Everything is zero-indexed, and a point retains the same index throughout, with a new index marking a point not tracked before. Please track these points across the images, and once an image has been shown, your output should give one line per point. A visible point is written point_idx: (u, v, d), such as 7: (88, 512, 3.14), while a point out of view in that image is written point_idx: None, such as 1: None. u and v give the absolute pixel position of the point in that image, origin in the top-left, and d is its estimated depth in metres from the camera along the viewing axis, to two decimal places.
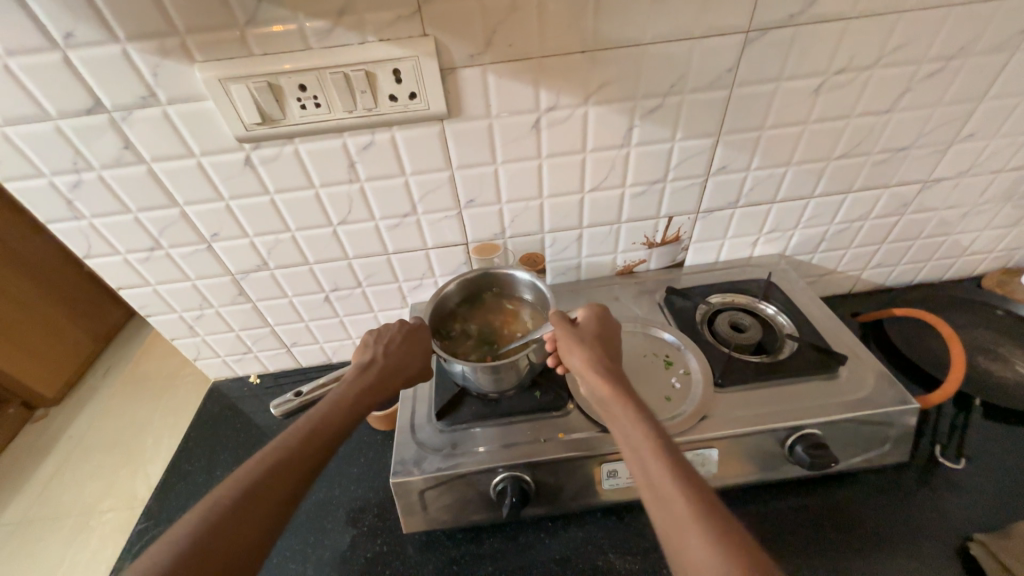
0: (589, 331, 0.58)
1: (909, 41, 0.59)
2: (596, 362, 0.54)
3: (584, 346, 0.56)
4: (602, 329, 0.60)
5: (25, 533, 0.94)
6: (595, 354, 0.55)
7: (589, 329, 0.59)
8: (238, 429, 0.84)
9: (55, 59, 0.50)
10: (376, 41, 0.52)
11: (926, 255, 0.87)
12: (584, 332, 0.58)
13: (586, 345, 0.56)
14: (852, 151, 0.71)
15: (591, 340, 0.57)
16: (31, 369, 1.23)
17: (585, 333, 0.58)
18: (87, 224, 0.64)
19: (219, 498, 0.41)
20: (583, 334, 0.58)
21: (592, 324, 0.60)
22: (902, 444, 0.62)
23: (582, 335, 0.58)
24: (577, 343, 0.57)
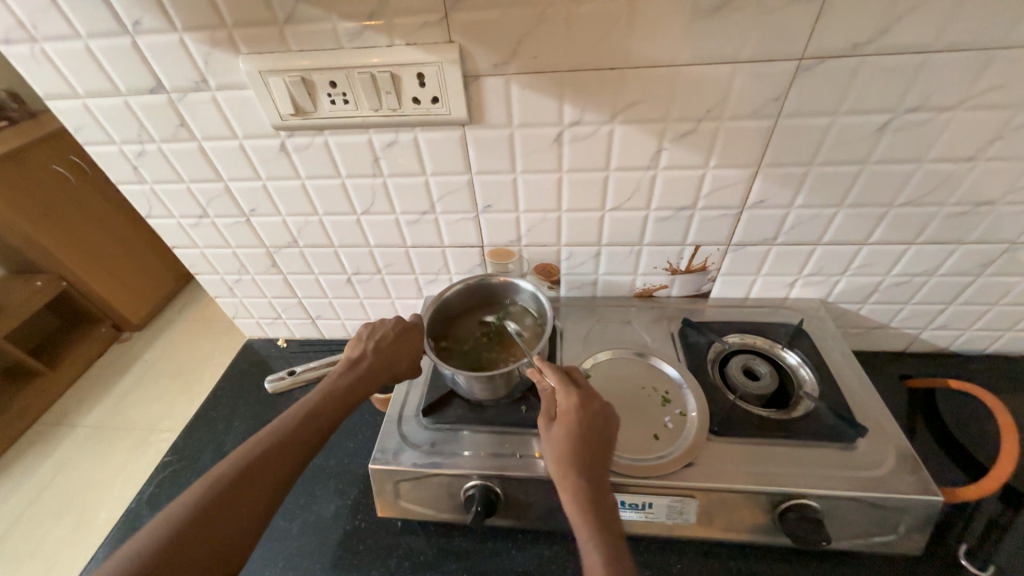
0: (560, 430, 0.53)
1: (1007, 83, 0.51)
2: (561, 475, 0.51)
3: (551, 454, 0.53)
4: (575, 423, 0.53)
5: (97, 438, 1.11)
6: (559, 464, 0.52)
7: (559, 427, 0.54)
8: (261, 386, 0.92)
9: (125, 43, 0.56)
10: (404, 45, 0.53)
11: (1004, 323, 0.75)
12: (554, 431, 0.54)
13: (553, 452, 0.53)
14: (921, 199, 0.62)
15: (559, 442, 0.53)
16: (121, 296, 1.46)
17: (553, 434, 0.53)
18: (149, 189, 0.72)
19: (218, 476, 0.47)
20: (553, 436, 0.53)
21: (563, 420, 0.54)
22: (918, 536, 0.55)
23: (551, 436, 0.53)
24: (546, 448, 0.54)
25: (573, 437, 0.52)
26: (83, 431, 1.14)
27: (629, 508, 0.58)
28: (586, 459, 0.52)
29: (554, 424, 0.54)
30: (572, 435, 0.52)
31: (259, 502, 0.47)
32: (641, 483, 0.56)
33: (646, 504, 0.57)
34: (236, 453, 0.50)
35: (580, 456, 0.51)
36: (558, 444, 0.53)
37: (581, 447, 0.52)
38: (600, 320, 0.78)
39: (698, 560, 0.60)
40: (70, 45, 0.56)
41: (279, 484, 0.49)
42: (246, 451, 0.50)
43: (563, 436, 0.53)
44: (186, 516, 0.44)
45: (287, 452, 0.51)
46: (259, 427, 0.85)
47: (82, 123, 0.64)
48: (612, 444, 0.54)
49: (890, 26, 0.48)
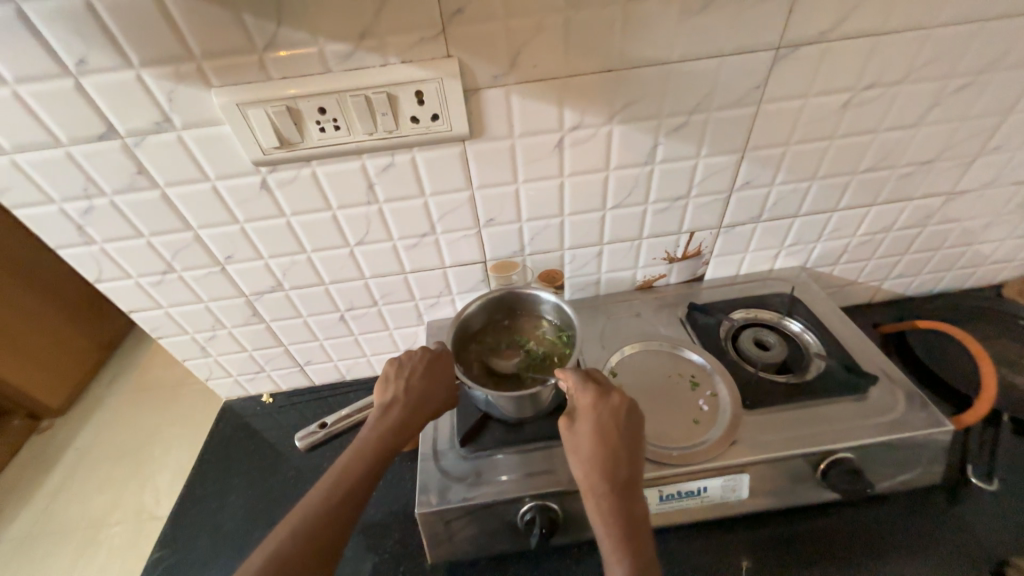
0: (581, 435, 0.52)
1: (940, 56, 0.58)
2: (586, 483, 0.50)
3: (574, 460, 0.51)
4: (595, 428, 0.51)
5: (31, 550, 0.90)
6: (583, 471, 0.50)
7: (582, 431, 0.52)
8: (252, 449, 0.83)
9: (67, 85, 0.48)
10: (399, 64, 0.51)
11: (948, 264, 0.85)
12: (577, 437, 0.52)
13: (577, 459, 0.51)
14: (878, 165, 0.69)
15: (581, 449, 0.51)
16: (34, 378, 1.19)
17: (575, 440, 0.52)
18: (99, 249, 0.63)
19: (251, 568, 0.43)
20: (576, 439, 0.52)
21: (584, 424, 0.52)
22: (935, 466, 0.61)
23: (573, 442, 0.52)
24: (570, 454, 0.52)
25: (595, 442, 0.51)
26: (10, 544, 0.93)
27: (685, 497, 0.58)
28: (611, 464, 0.50)
29: (575, 429, 0.52)
30: (596, 440, 0.51)
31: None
32: (695, 470, 0.57)
33: (701, 488, 0.58)
34: (267, 539, 0.45)
35: (605, 460, 0.50)
36: (581, 450, 0.51)
37: (605, 451, 0.50)
38: (609, 317, 0.78)
39: (751, 532, 0.62)
40: None
41: (316, 569, 0.44)
42: (276, 536, 0.45)
43: (586, 442, 0.51)
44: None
45: (322, 532, 0.45)
46: (261, 495, 0.76)
47: (9, 182, 0.55)
48: (634, 444, 0.51)
49: (848, 14, 0.53)
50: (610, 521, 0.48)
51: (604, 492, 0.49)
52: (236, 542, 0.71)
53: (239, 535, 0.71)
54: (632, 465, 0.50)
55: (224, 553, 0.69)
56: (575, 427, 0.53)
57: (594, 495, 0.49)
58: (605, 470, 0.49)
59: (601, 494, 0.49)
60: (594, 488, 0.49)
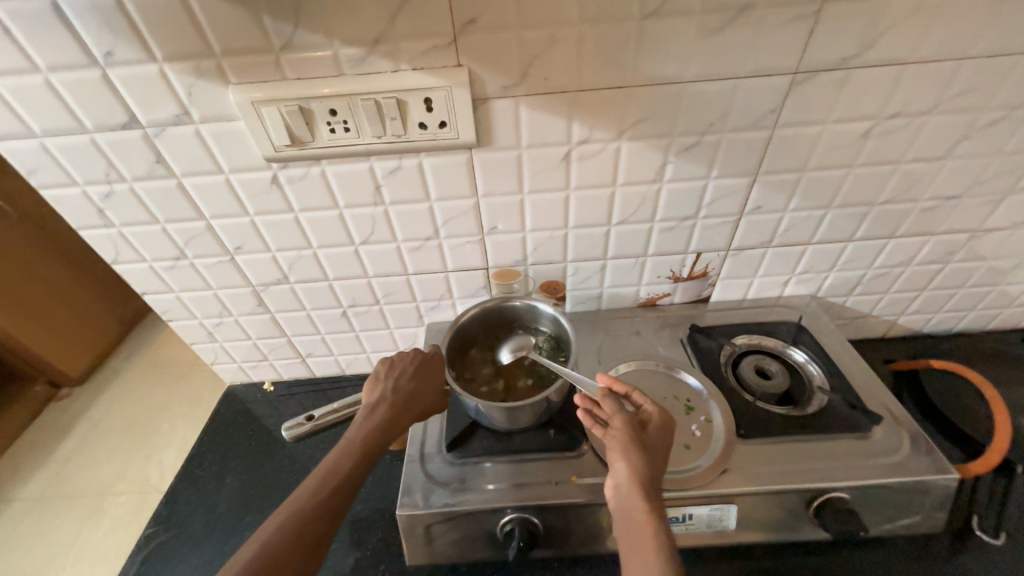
0: (654, 440, 0.52)
1: (969, 90, 0.56)
2: (650, 481, 0.49)
3: (644, 454, 0.50)
4: (665, 440, 0.53)
5: (37, 513, 0.94)
6: (653, 469, 0.49)
7: (655, 437, 0.52)
8: (250, 435, 0.84)
9: (94, 75, 0.51)
10: (410, 70, 0.52)
11: (970, 304, 0.82)
12: (650, 439, 0.52)
13: (647, 456, 0.50)
14: (898, 197, 0.67)
15: (651, 451, 0.51)
16: (54, 348, 1.25)
17: (648, 440, 0.52)
18: (116, 232, 0.65)
19: (236, 560, 0.43)
20: (648, 439, 0.52)
21: (657, 431, 0.53)
22: (937, 514, 0.58)
23: (645, 441, 0.51)
24: (640, 447, 0.50)
25: (663, 450, 0.52)
26: (20, 505, 0.96)
27: (670, 523, 0.57)
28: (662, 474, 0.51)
29: (648, 432, 0.53)
30: (665, 446, 0.52)
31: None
32: (682, 496, 0.56)
33: (686, 516, 0.57)
34: (253, 535, 0.45)
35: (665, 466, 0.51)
36: (653, 452, 0.51)
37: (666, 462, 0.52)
38: (609, 333, 0.78)
39: (738, 565, 0.60)
40: (27, 79, 0.50)
41: (302, 564, 0.44)
42: (263, 531, 0.45)
43: (655, 447, 0.51)
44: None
45: (308, 526, 0.46)
46: (254, 481, 0.77)
47: (37, 164, 0.57)
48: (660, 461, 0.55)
49: (872, 42, 0.52)
50: (664, 524, 0.47)
51: (658, 496, 0.49)
52: (225, 525, 0.72)
53: (229, 519, 0.72)
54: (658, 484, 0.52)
55: (213, 536, 0.71)
56: (647, 430, 0.53)
57: (651, 494, 0.48)
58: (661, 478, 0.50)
59: (658, 496, 0.48)
60: (655, 489, 0.49)
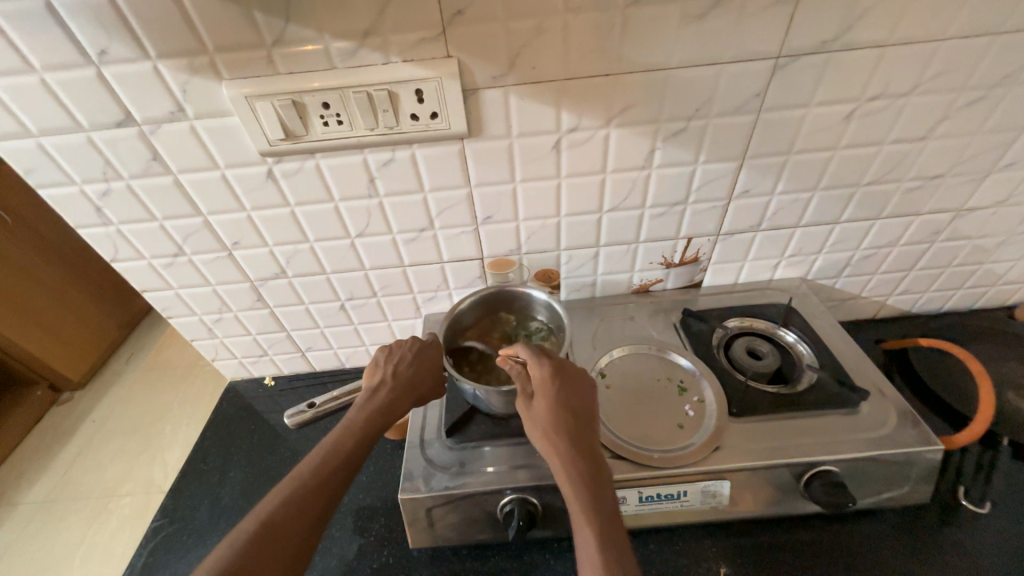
0: (539, 405, 0.53)
1: (947, 70, 0.57)
2: (547, 451, 0.51)
3: (535, 430, 0.53)
4: (549, 396, 0.53)
5: (46, 515, 0.95)
6: (545, 439, 0.51)
7: (538, 403, 0.53)
8: (252, 429, 0.86)
9: (89, 75, 0.52)
10: (400, 62, 0.53)
11: (956, 282, 0.83)
12: (535, 409, 0.53)
13: (538, 429, 0.52)
14: (883, 178, 0.68)
15: (540, 419, 0.52)
16: (56, 352, 1.25)
17: (534, 411, 0.53)
18: (115, 230, 0.66)
19: (239, 534, 0.44)
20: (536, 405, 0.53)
21: (539, 394, 0.53)
22: (923, 484, 0.60)
23: (533, 414, 0.53)
24: (531, 425, 0.53)
25: (552, 410, 0.52)
26: (28, 507, 0.98)
27: (666, 500, 0.58)
28: (567, 422, 0.51)
29: (534, 402, 0.54)
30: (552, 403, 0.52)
31: (286, 558, 0.44)
32: (675, 473, 0.57)
33: (681, 492, 0.58)
34: (257, 508, 0.47)
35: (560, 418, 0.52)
36: (538, 418, 0.53)
37: (560, 414, 0.52)
38: (603, 319, 0.79)
39: (733, 540, 0.62)
40: (23, 80, 0.51)
41: (305, 536, 0.46)
42: (267, 504, 0.46)
43: (543, 411, 0.52)
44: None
45: (310, 503, 0.47)
46: (258, 473, 0.79)
47: (34, 164, 0.58)
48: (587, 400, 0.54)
49: (851, 25, 0.53)
50: (572, 475, 0.49)
51: (565, 456, 0.50)
52: (231, 516, 0.73)
53: (235, 511, 0.74)
54: (589, 430, 0.52)
55: (219, 527, 0.72)
56: (532, 401, 0.54)
57: (554, 461, 0.50)
58: (564, 435, 0.51)
59: (562, 457, 0.50)
60: (557, 454, 0.50)
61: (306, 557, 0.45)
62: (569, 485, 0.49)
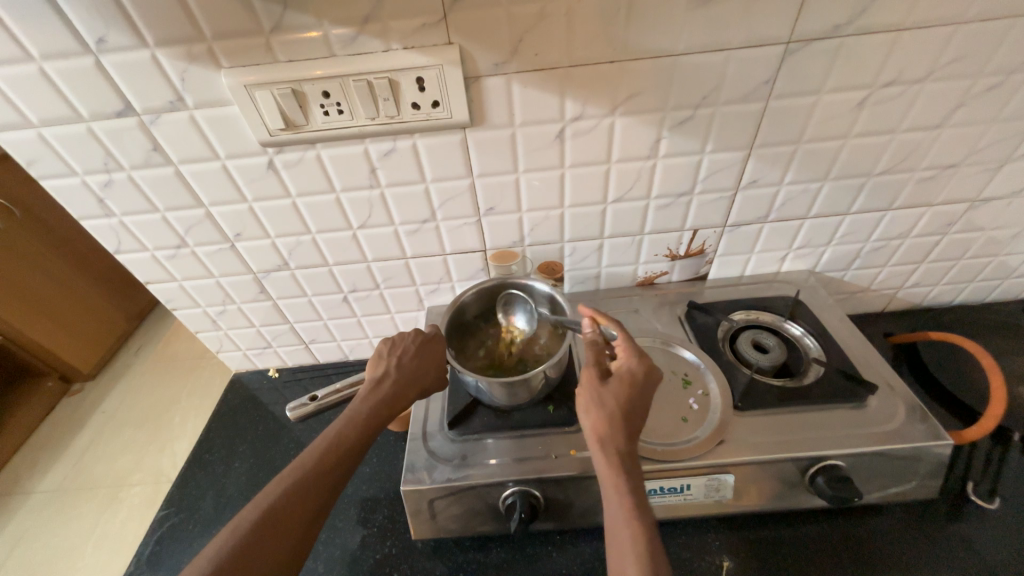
0: (617, 392, 0.52)
1: (965, 55, 0.55)
2: (607, 437, 0.49)
3: (602, 412, 0.50)
4: (633, 389, 0.52)
5: (57, 503, 0.96)
6: (610, 427, 0.50)
7: (616, 390, 0.52)
8: (257, 421, 0.86)
9: (88, 63, 0.51)
10: (401, 49, 0.52)
11: (969, 275, 0.82)
12: (609, 394, 0.52)
13: (605, 412, 0.50)
14: (896, 167, 0.66)
15: (612, 406, 0.51)
16: (68, 345, 1.26)
17: (608, 395, 0.51)
18: (117, 222, 0.66)
19: (241, 522, 0.44)
20: (608, 384, 0.52)
21: (621, 384, 0.52)
22: (931, 479, 0.59)
23: (604, 397, 0.51)
24: (600, 406, 0.51)
25: (627, 401, 0.51)
26: (40, 496, 0.99)
27: (669, 493, 0.58)
28: (633, 408, 0.51)
29: (608, 386, 0.52)
30: (628, 386, 0.52)
31: (285, 548, 0.44)
32: (678, 467, 0.57)
33: (684, 485, 0.58)
34: (256, 498, 0.46)
35: (629, 402, 0.51)
36: (607, 394, 0.52)
37: (630, 399, 0.51)
38: (608, 312, 0.78)
39: (736, 533, 0.62)
40: (23, 69, 0.51)
41: (306, 526, 0.46)
42: (267, 494, 0.46)
43: (617, 401, 0.51)
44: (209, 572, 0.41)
45: (311, 493, 0.47)
46: (262, 464, 0.79)
47: (36, 154, 0.58)
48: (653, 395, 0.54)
49: (866, 8, 0.51)
50: (621, 452, 0.49)
51: (623, 450, 0.49)
52: (236, 506, 0.74)
53: (239, 501, 0.74)
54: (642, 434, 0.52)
55: (224, 517, 0.73)
56: (606, 385, 0.52)
57: (607, 448, 0.49)
58: (630, 433, 0.50)
59: (620, 447, 0.49)
60: (617, 441, 0.49)
61: (306, 547, 0.45)
62: (622, 471, 0.47)
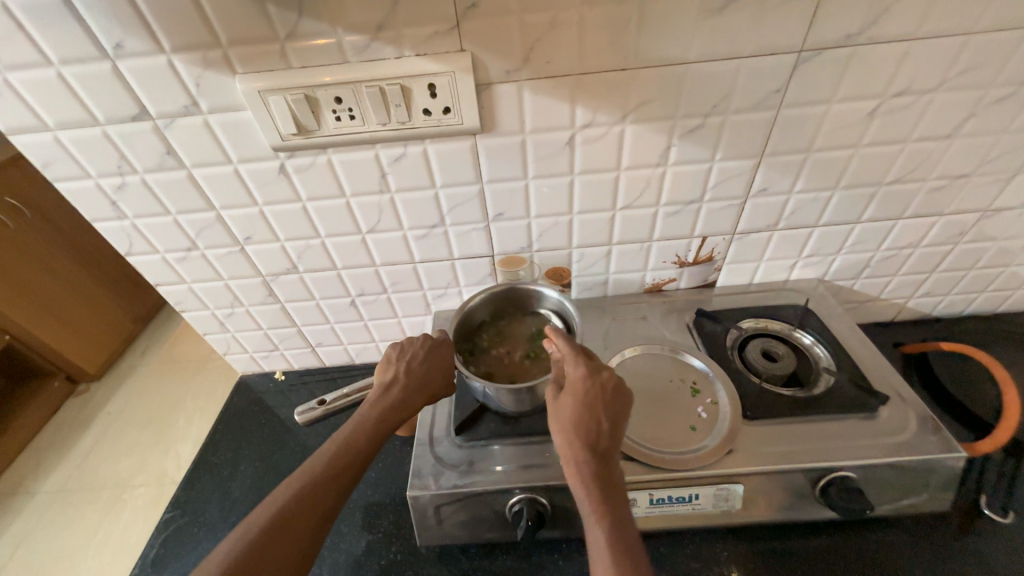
0: (566, 406, 0.51)
1: (978, 65, 0.55)
2: (564, 453, 0.50)
3: (554, 430, 0.51)
4: (577, 398, 0.51)
5: (62, 504, 0.97)
6: (563, 442, 0.50)
7: (564, 404, 0.52)
8: (262, 424, 0.86)
9: (105, 68, 0.52)
10: (413, 56, 0.52)
11: (980, 285, 0.81)
12: (559, 409, 0.52)
13: (558, 429, 0.51)
14: (907, 176, 0.66)
15: (562, 421, 0.51)
16: (75, 345, 1.27)
17: (558, 411, 0.52)
18: (130, 224, 0.67)
19: (251, 524, 0.45)
20: (558, 399, 0.53)
21: (568, 394, 0.52)
22: (943, 492, 0.58)
23: (556, 414, 0.52)
24: (553, 423, 0.52)
25: (576, 412, 0.51)
26: (45, 496, 1.00)
27: (677, 502, 0.58)
28: (584, 417, 0.50)
29: (559, 400, 0.52)
30: (574, 397, 0.51)
31: (293, 550, 0.44)
32: (686, 477, 0.56)
33: (692, 495, 0.57)
34: (266, 499, 0.47)
35: (575, 413, 0.50)
36: (558, 410, 0.52)
37: (578, 410, 0.51)
38: (615, 319, 0.78)
39: (744, 544, 0.61)
40: (41, 73, 0.51)
41: (314, 531, 0.46)
42: (277, 496, 0.47)
43: (565, 413, 0.51)
44: (219, 573, 0.41)
45: (320, 497, 0.47)
46: (268, 467, 0.79)
47: (51, 158, 0.59)
48: (609, 397, 0.52)
49: (878, 17, 0.51)
50: (578, 466, 0.49)
51: (581, 463, 0.49)
52: (241, 509, 0.74)
53: (244, 504, 0.74)
54: (610, 436, 0.50)
55: (229, 520, 0.73)
56: (558, 400, 0.53)
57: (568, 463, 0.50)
58: (586, 442, 0.49)
59: (579, 460, 0.49)
60: (573, 456, 0.49)
61: (313, 552, 0.45)
62: (582, 487, 0.48)
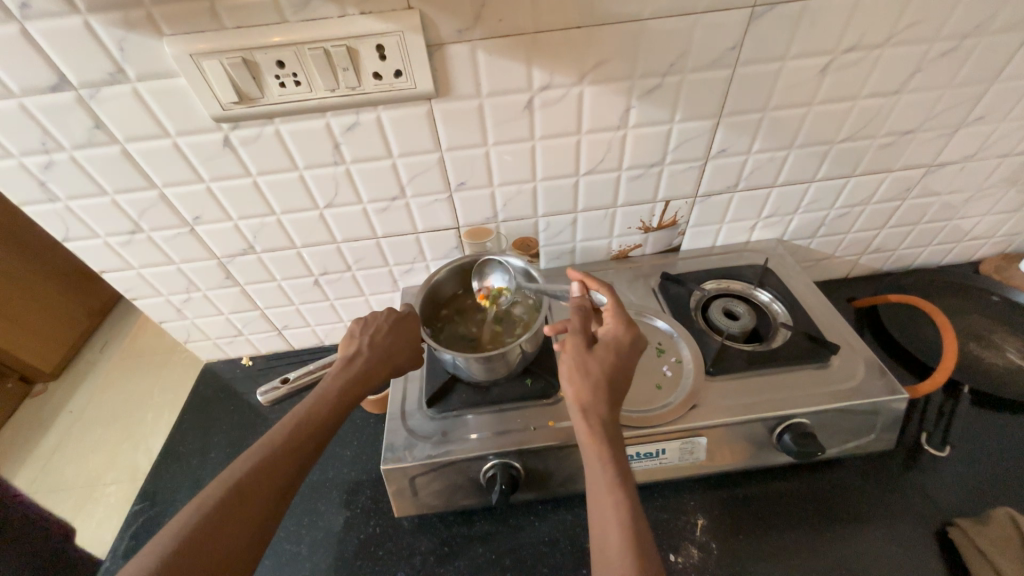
0: (601, 361, 0.51)
1: (922, 19, 0.56)
2: (589, 406, 0.49)
3: (583, 381, 0.50)
4: (615, 358, 0.52)
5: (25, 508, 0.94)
6: (595, 396, 0.50)
7: (598, 360, 0.51)
8: (232, 410, 0.84)
9: (13, 31, 0.47)
10: (357, 15, 0.49)
11: (926, 239, 0.85)
12: (593, 362, 0.51)
13: (587, 381, 0.50)
14: (858, 134, 0.68)
15: (595, 375, 0.51)
16: (28, 345, 1.20)
17: (592, 364, 0.51)
18: (63, 207, 0.62)
19: (206, 499, 0.43)
20: (591, 353, 0.52)
21: (608, 351, 0.52)
22: (888, 432, 0.62)
23: (589, 365, 0.51)
24: (582, 375, 0.51)
25: (609, 371, 0.51)
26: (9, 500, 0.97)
27: (645, 458, 0.60)
28: (617, 378, 0.52)
29: (592, 354, 0.52)
30: (610, 357, 0.52)
31: (251, 525, 0.43)
32: (654, 432, 0.58)
33: (660, 450, 0.59)
34: (222, 474, 0.46)
35: (610, 372, 0.51)
36: (590, 364, 0.51)
37: (614, 369, 0.51)
38: None
39: (710, 493, 0.64)
40: None
41: (272, 503, 0.45)
42: (233, 472, 0.45)
43: (602, 369, 0.51)
44: (174, 549, 0.40)
45: (278, 471, 0.46)
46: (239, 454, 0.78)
47: None
48: (634, 363, 0.54)
49: None
50: (602, 423, 0.49)
51: (606, 419, 0.49)
52: None
53: None
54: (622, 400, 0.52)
55: None
56: (592, 353, 0.52)
57: (592, 417, 0.49)
58: (612, 402, 0.50)
59: (603, 417, 0.49)
60: (599, 411, 0.49)
61: (272, 524, 0.45)
62: (605, 442, 0.47)
